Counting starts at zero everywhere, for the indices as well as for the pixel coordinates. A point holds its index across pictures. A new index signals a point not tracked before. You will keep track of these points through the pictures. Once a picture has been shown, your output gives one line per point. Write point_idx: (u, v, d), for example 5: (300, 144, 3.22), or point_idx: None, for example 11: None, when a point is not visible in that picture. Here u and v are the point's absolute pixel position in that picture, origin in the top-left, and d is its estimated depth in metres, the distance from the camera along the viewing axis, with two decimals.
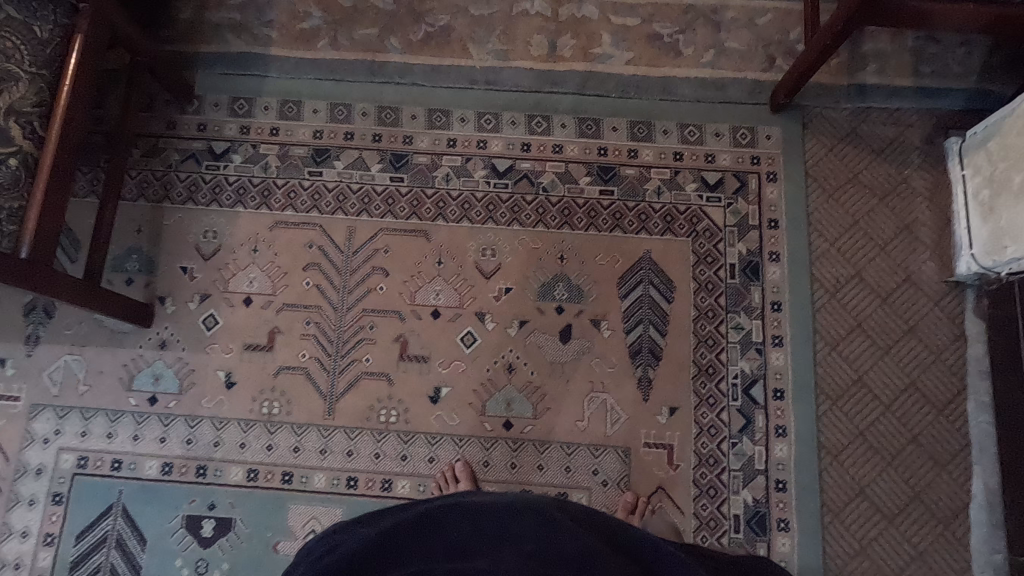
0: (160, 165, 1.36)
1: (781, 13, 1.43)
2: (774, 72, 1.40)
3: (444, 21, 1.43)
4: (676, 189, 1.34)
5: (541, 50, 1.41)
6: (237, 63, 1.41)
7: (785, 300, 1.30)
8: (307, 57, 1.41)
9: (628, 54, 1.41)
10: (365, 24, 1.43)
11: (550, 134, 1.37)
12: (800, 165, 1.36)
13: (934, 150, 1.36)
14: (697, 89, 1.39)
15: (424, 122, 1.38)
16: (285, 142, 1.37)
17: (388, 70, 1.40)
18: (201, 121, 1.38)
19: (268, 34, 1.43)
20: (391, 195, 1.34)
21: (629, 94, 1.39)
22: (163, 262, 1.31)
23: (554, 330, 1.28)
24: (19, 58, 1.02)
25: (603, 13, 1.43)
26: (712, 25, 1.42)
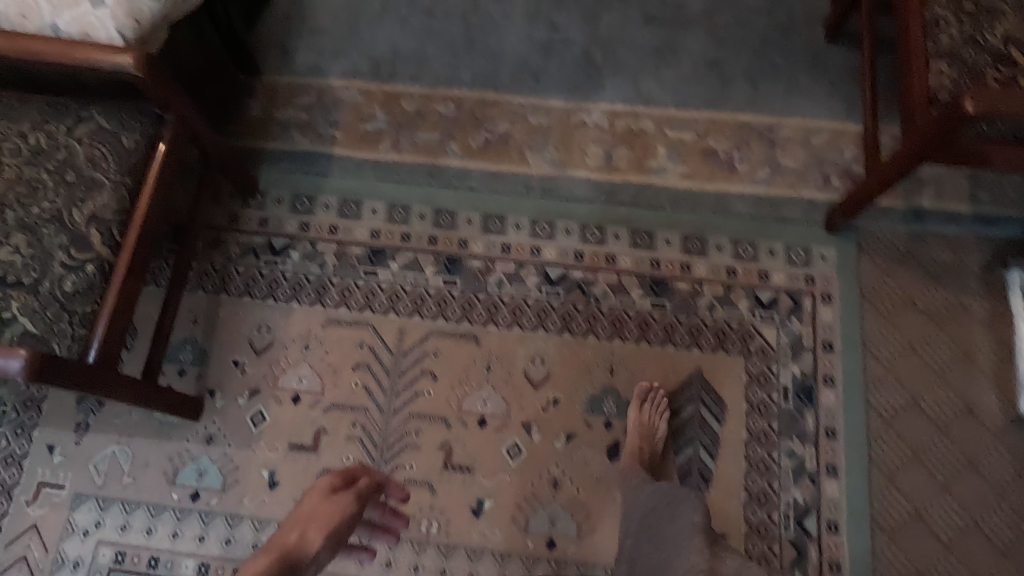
0: (220, 257, 1.39)
1: (837, 133, 1.44)
2: (829, 192, 1.40)
3: (503, 128, 1.47)
4: (729, 305, 1.33)
5: (597, 160, 1.44)
6: (302, 162, 1.46)
7: (840, 427, 1.26)
8: (370, 158, 1.46)
9: (682, 168, 1.43)
10: (427, 129, 1.48)
11: (604, 244, 1.38)
12: (855, 286, 1.33)
13: (993, 279, 1.33)
14: (751, 205, 1.39)
15: (479, 226, 1.40)
16: (342, 240, 1.40)
17: (447, 174, 1.44)
18: (263, 216, 1.42)
19: (332, 134, 1.48)
20: (444, 298, 1.35)
21: (683, 207, 1.40)
22: (216, 354, 1.33)
23: (600, 446, 1.26)
24: (106, 166, 1.07)
25: (659, 126, 1.46)
26: (768, 142, 1.44)
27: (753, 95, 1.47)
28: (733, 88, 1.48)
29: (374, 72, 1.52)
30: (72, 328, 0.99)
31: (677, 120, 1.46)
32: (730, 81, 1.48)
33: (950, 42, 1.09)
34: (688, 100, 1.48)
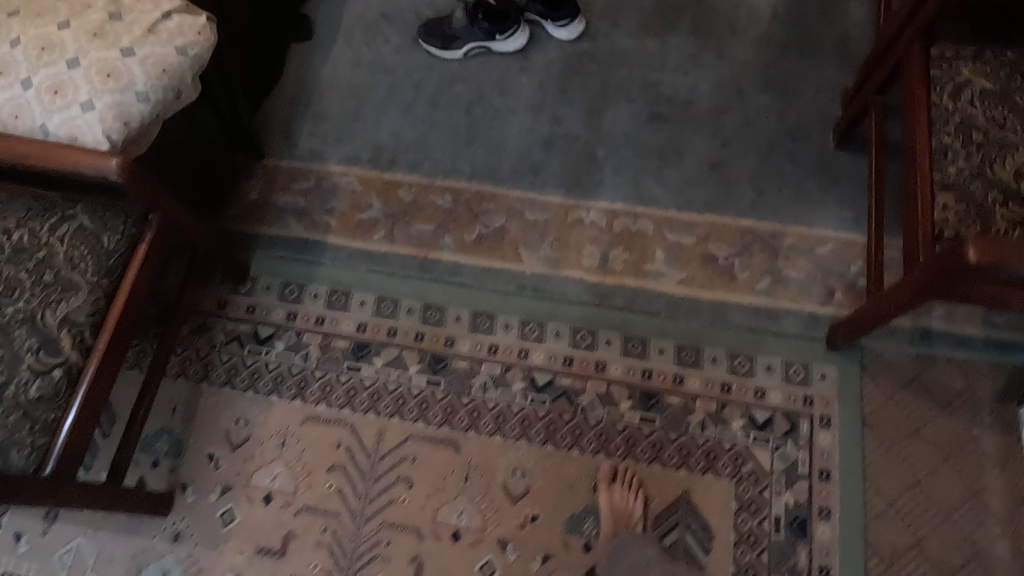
0: (205, 343, 1.38)
1: (843, 244, 1.38)
2: (833, 306, 1.34)
3: (499, 223, 1.45)
4: (721, 424, 1.27)
5: (593, 260, 1.41)
6: (295, 248, 1.45)
7: (835, 566, 1.18)
8: (362, 248, 1.44)
9: (681, 273, 1.38)
10: (422, 220, 1.46)
11: (594, 350, 1.33)
12: (857, 410, 1.26)
13: (1007, 410, 1.25)
14: (751, 317, 1.34)
15: (468, 324, 1.37)
16: (329, 333, 1.38)
17: (438, 268, 1.42)
18: (251, 303, 1.41)
19: (327, 221, 1.47)
20: (426, 399, 1.32)
21: (679, 315, 1.35)
22: (192, 446, 1.31)
23: (577, 570, 1.20)
24: (84, 267, 1.06)
25: (658, 228, 1.42)
26: (770, 249, 1.39)
27: (757, 200, 1.43)
28: (737, 191, 1.44)
29: (374, 159, 1.52)
30: (32, 437, 0.97)
31: (678, 222, 1.42)
32: (734, 184, 1.45)
33: (957, 174, 1.03)
34: (691, 201, 1.44)
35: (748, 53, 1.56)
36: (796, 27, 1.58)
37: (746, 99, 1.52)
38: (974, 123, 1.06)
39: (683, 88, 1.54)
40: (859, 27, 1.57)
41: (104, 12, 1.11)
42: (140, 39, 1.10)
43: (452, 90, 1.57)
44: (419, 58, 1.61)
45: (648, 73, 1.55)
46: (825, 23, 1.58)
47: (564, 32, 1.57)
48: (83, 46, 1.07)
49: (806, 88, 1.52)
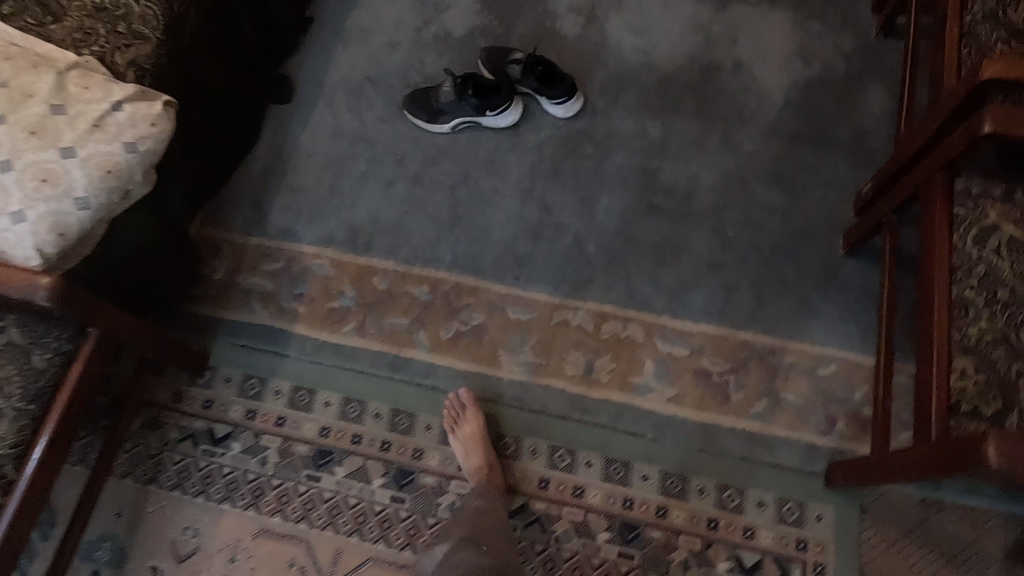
0: (156, 441, 1.29)
1: (848, 365, 1.28)
2: (833, 437, 1.24)
3: (478, 320, 1.35)
4: (705, 565, 1.17)
5: (577, 369, 1.30)
6: (258, 336, 1.35)
7: None
8: (330, 340, 1.34)
9: (671, 389, 1.28)
10: (396, 313, 1.36)
11: (572, 471, 1.24)
12: (854, 558, 1.16)
13: (1016, 568, 1.14)
14: (743, 443, 1.24)
15: (438, 435, 1.27)
16: (289, 435, 1.28)
17: (410, 369, 1.32)
18: (208, 397, 1.32)
19: (295, 308, 1.37)
20: (388, 517, 1.22)
21: (666, 437, 1.25)
22: (135, 556, 1.22)
23: None
24: (9, 390, 0.97)
25: (649, 336, 1.32)
26: (768, 367, 1.29)
27: (757, 310, 1.33)
28: (735, 299, 1.34)
29: (349, 241, 1.42)
30: None
31: (670, 331, 1.32)
32: (733, 290, 1.35)
33: (980, 337, 0.94)
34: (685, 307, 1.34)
35: (755, 142, 1.45)
36: (807, 116, 1.47)
37: (752, 195, 1.41)
38: (999, 278, 0.97)
39: (684, 179, 1.43)
40: (876, 120, 1.46)
41: (44, 105, 1.01)
42: (83, 137, 1.00)
43: (437, 168, 1.47)
44: (404, 129, 1.50)
45: (647, 160, 1.45)
46: (839, 113, 1.47)
47: (560, 110, 1.47)
48: (18, 147, 0.97)
49: (814, 186, 1.42)
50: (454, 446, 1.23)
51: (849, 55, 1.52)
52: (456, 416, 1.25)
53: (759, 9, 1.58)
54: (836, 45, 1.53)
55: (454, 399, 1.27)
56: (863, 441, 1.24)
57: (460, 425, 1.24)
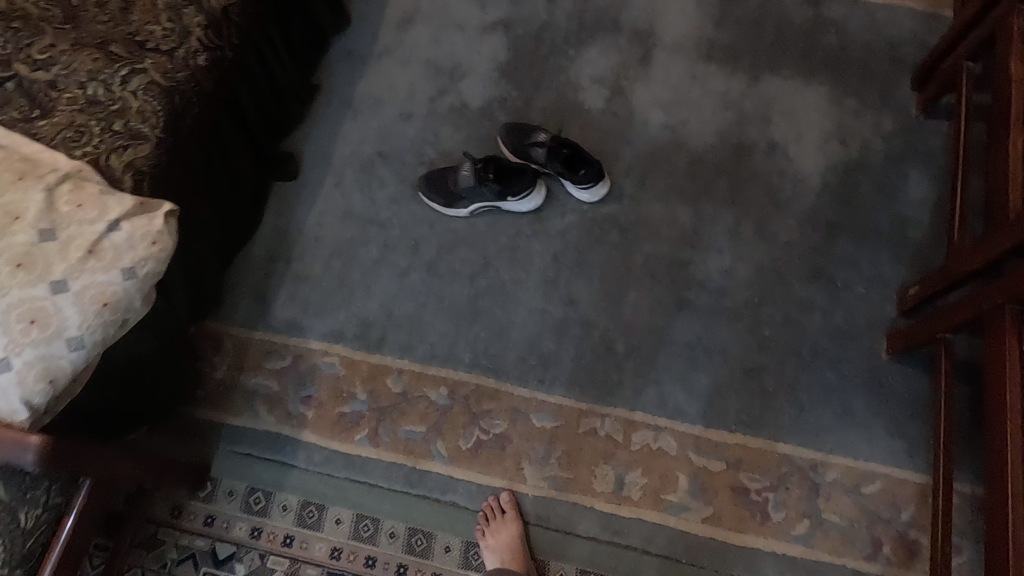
0: (153, 562, 1.19)
1: (893, 483, 1.21)
2: (879, 562, 1.17)
3: (500, 427, 1.26)
4: None
5: (606, 485, 1.22)
6: (263, 444, 1.25)
7: None
8: (341, 450, 1.25)
9: (706, 508, 1.21)
10: (412, 419, 1.27)
11: None
12: None
13: None
14: (784, 570, 1.17)
15: (459, 557, 1.19)
16: (297, 557, 1.19)
17: (428, 483, 1.23)
18: (210, 512, 1.22)
19: (302, 413, 1.27)
20: None
21: (702, 562, 1.18)
22: None
23: None
24: None
25: (683, 448, 1.24)
26: (809, 484, 1.22)
27: (797, 420, 1.25)
28: (773, 406, 1.26)
29: (361, 337, 1.32)
30: None
31: (706, 442, 1.24)
32: (771, 397, 1.27)
33: None
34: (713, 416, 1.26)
35: (791, 233, 1.38)
36: (846, 203, 1.39)
37: (789, 292, 1.33)
38: None
39: (717, 272, 1.35)
40: (917, 209, 1.39)
41: (32, 230, 0.91)
42: (76, 266, 0.91)
43: (454, 256, 1.38)
44: (418, 212, 1.41)
45: (677, 250, 1.37)
46: (879, 200, 1.40)
47: (586, 194, 1.38)
48: (2, 283, 0.88)
49: (855, 282, 1.34)
50: (485, 555, 1.16)
51: (888, 136, 1.44)
52: (494, 521, 1.18)
53: (794, 84, 1.49)
54: (874, 124, 1.45)
55: (493, 500, 1.21)
56: (909, 568, 1.17)
57: (496, 531, 1.17)
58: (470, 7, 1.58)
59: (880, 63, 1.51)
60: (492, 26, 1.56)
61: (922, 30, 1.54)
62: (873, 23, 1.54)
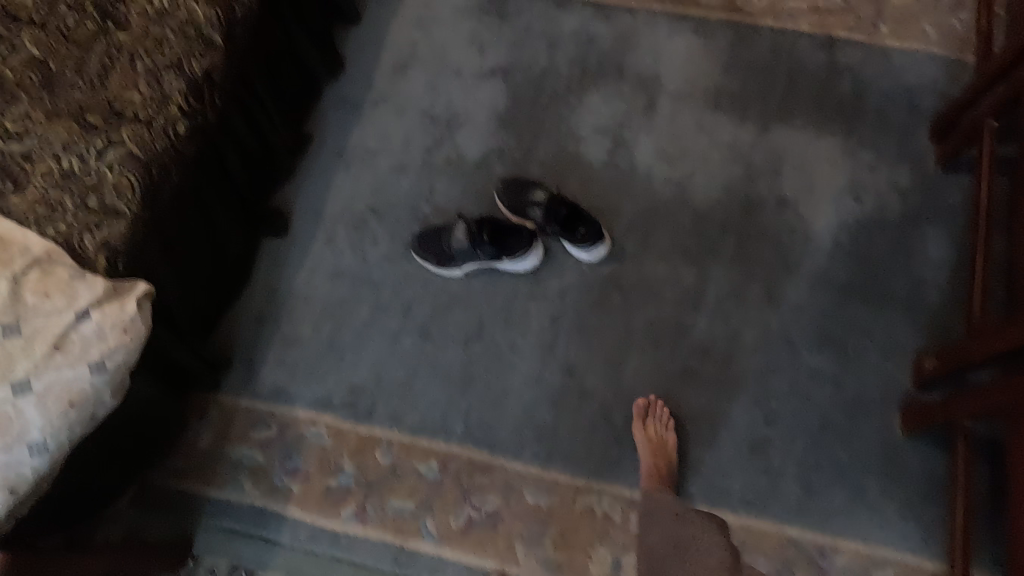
0: None
1: (907, 570, 1.15)
2: None
3: (492, 505, 1.21)
4: None
5: (602, 569, 1.17)
6: (248, 520, 1.21)
7: None
8: (327, 526, 1.20)
9: None
10: (401, 494, 1.22)
11: None
12: None
13: None
14: None
15: None
16: None
17: (417, 563, 1.18)
18: None
19: (288, 486, 1.23)
20: None
21: None
22: None
23: None
24: None
25: None
26: (817, 570, 1.15)
27: (806, 500, 1.19)
28: (780, 486, 1.20)
29: (349, 405, 1.28)
30: None
31: None
32: (778, 475, 1.20)
33: None
34: (647, 416, 1.23)
35: (803, 296, 1.31)
36: (860, 264, 1.32)
37: (800, 361, 1.26)
38: None
39: (722, 337, 1.29)
40: (936, 271, 1.31)
41: None
42: (40, 364, 0.87)
43: (448, 318, 1.32)
44: (411, 271, 1.35)
45: (681, 314, 1.30)
46: (896, 261, 1.32)
47: (586, 255, 1.32)
48: None
49: (868, 350, 1.27)
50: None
51: (905, 191, 1.37)
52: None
53: (806, 134, 1.42)
54: (891, 179, 1.38)
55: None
56: None
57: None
58: (467, 51, 1.52)
59: (898, 111, 1.43)
60: (490, 71, 1.50)
61: (942, 76, 1.46)
62: (890, 69, 1.47)
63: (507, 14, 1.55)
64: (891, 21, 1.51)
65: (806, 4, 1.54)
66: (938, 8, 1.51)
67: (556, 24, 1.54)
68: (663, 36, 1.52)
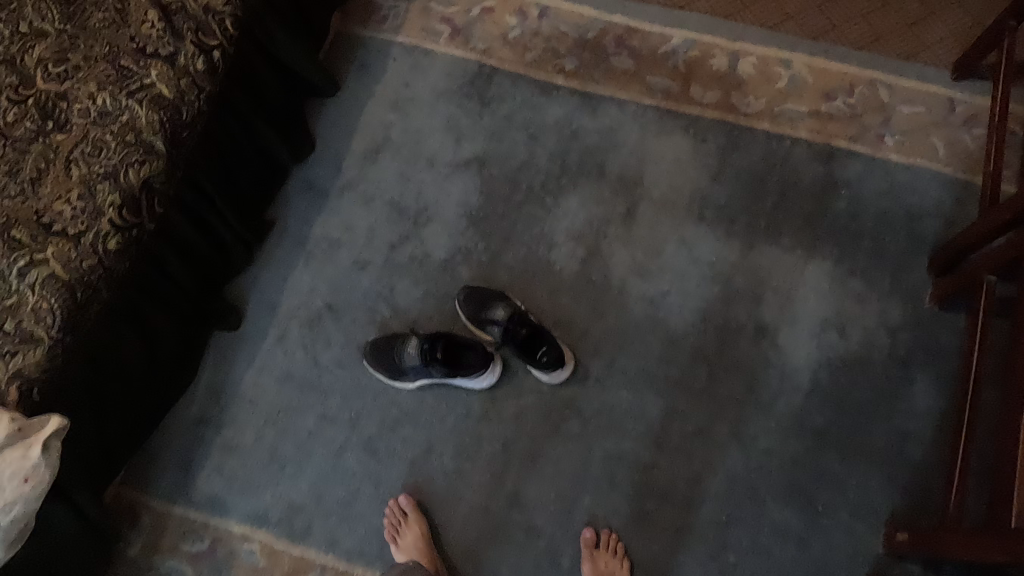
0: None
1: None
2: None
3: None
4: None
5: None
6: None
7: None
8: None
9: None
10: None
11: None
12: None
13: None
14: None
15: None
16: None
17: None
18: None
19: None
20: None
21: None
22: None
23: None
24: None
25: None
26: None
27: None
28: None
29: (285, 523, 1.22)
30: None
31: None
32: None
33: None
34: (598, 546, 1.18)
35: (773, 440, 1.22)
36: (838, 409, 1.23)
37: (764, 514, 1.19)
38: None
39: (683, 479, 1.21)
40: (921, 422, 1.21)
41: None
42: None
43: (396, 435, 1.26)
44: (363, 379, 1.29)
45: (641, 451, 1.23)
46: (876, 409, 1.23)
47: (547, 377, 1.25)
48: None
49: (838, 506, 1.18)
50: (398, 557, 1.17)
51: (895, 328, 1.27)
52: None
53: (794, 256, 1.33)
54: (880, 313, 1.28)
55: (393, 504, 1.21)
56: None
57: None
58: (443, 139, 1.45)
59: (896, 237, 1.33)
60: (466, 162, 1.43)
61: (947, 200, 1.35)
62: (892, 188, 1.37)
63: (488, 99, 1.47)
64: (897, 133, 1.41)
65: (807, 108, 1.44)
66: (950, 121, 1.40)
67: (539, 114, 1.46)
68: (651, 134, 1.43)
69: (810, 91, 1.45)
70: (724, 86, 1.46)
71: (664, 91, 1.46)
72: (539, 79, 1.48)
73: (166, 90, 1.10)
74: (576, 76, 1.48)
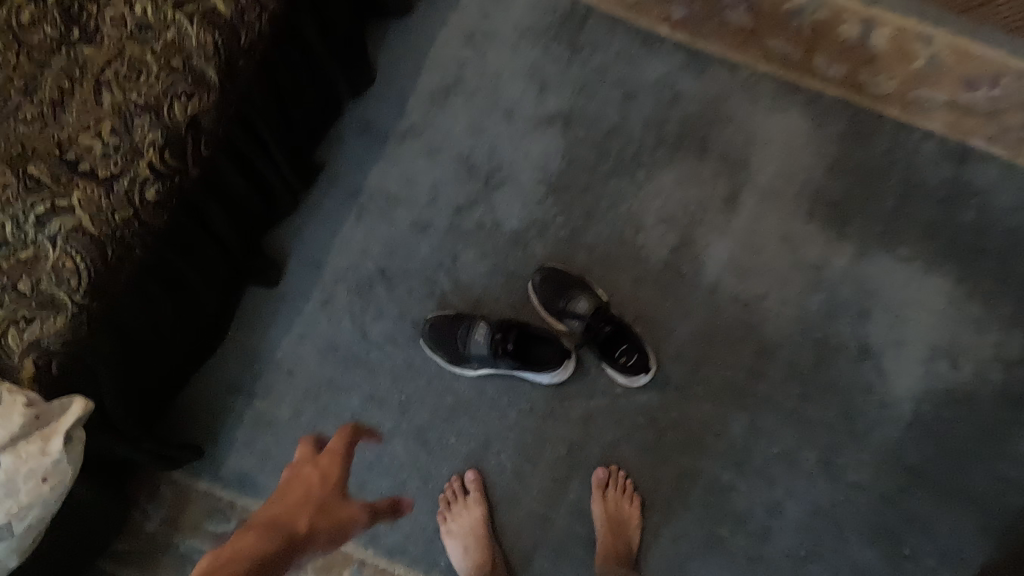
0: None
1: None
2: None
3: None
4: None
5: None
6: None
7: None
8: None
9: None
10: None
11: None
12: None
13: None
14: None
15: None
16: None
17: None
18: None
19: None
20: None
21: None
22: None
23: None
24: None
25: None
26: None
27: None
28: None
29: None
30: None
31: None
32: None
33: None
34: None
35: (864, 474, 1.12)
36: (938, 447, 1.12)
37: (845, 552, 1.10)
38: None
39: (761, 507, 1.11)
40: None
41: None
42: None
43: (449, 426, 1.13)
44: (416, 360, 1.15)
45: (718, 471, 1.12)
46: (980, 452, 1.12)
47: (622, 380, 1.11)
48: None
49: (924, 552, 1.09)
50: (446, 541, 1.08)
51: (1010, 365, 1.14)
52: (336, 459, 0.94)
53: (909, 270, 1.18)
54: (996, 346, 1.15)
55: (455, 481, 1.10)
56: None
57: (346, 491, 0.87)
58: (524, 88, 1.25)
59: None
60: (548, 118, 1.24)
61: None
62: None
63: (579, 45, 1.27)
64: None
65: (944, 96, 1.23)
66: None
67: (637, 70, 1.26)
68: (763, 109, 1.24)
69: (949, 77, 1.24)
70: (852, 60, 1.25)
71: (781, 57, 1.26)
72: (639, 27, 1.27)
73: (222, 5, 0.89)
74: (682, 28, 1.27)
